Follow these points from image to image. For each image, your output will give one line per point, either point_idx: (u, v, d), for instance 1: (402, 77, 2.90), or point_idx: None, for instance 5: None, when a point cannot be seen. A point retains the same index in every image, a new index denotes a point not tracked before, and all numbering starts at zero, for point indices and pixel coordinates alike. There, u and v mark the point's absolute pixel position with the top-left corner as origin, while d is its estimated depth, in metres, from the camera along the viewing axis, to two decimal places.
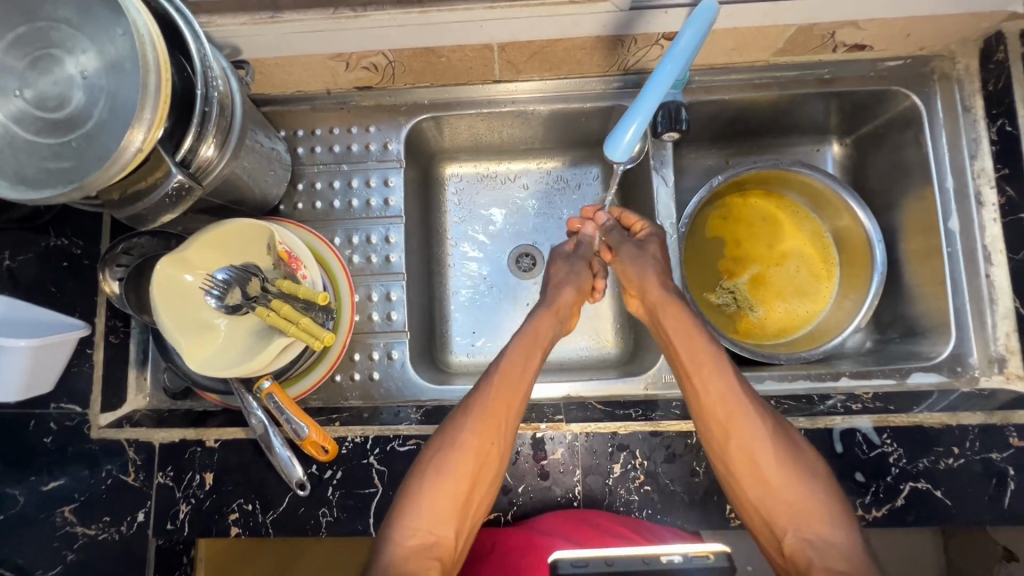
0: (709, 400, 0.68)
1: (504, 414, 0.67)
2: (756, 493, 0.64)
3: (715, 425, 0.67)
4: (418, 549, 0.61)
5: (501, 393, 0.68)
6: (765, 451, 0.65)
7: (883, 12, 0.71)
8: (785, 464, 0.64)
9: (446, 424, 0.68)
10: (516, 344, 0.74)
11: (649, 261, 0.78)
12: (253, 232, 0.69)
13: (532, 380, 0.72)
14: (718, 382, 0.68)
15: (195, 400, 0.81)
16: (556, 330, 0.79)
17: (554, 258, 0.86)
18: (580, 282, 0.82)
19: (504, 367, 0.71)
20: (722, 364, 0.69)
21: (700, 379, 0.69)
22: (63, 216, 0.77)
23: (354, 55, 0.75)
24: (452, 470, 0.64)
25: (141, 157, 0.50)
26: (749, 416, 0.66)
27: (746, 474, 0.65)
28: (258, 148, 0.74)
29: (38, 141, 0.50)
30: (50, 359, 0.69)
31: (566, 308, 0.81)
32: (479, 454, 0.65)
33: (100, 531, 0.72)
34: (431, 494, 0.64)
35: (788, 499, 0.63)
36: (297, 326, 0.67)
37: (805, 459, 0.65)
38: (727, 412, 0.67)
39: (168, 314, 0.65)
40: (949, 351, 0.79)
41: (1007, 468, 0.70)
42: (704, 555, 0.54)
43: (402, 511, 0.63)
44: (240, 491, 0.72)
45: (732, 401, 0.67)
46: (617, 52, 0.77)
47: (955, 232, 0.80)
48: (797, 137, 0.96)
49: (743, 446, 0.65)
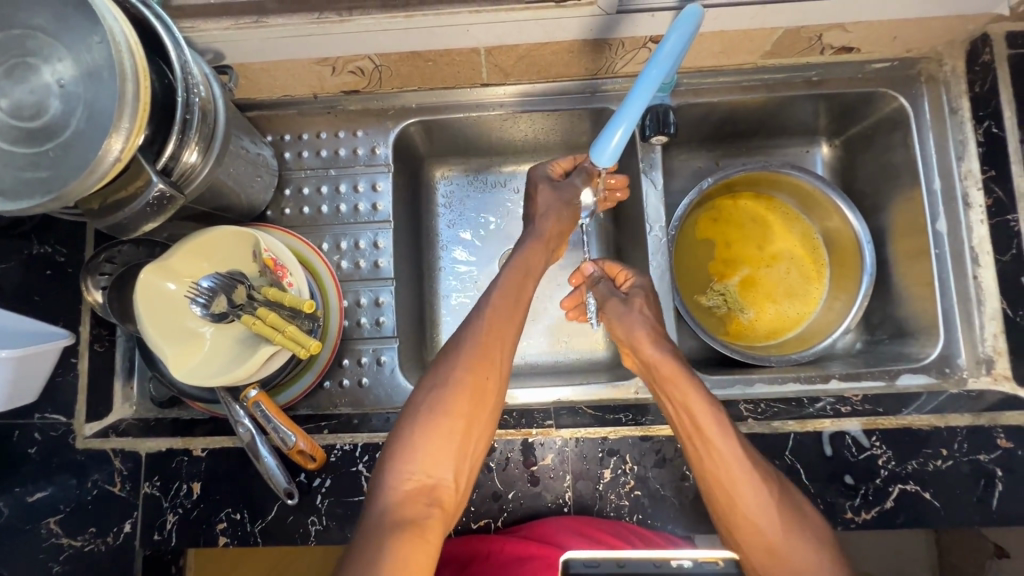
0: (712, 466, 0.62)
1: (499, 347, 0.67)
2: (761, 560, 0.60)
3: (720, 491, 0.62)
4: (414, 493, 0.60)
5: (494, 326, 0.67)
6: (770, 521, 0.60)
7: (869, 14, 0.71)
8: (793, 534, 0.60)
9: (439, 361, 0.66)
10: (507, 278, 0.73)
11: (637, 322, 0.73)
12: (239, 238, 0.69)
13: (524, 312, 0.71)
14: (725, 451, 0.62)
15: (183, 408, 0.79)
16: (546, 263, 0.79)
17: (537, 181, 0.82)
18: (568, 209, 0.81)
19: (498, 296, 0.70)
20: (728, 432, 0.63)
21: (705, 445, 0.63)
22: (46, 225, 0.77)
23: (340, 59, 0.75)
24: (449, 406, 0.63)
25: (119, 167, 0.49)
26: (754, 485, 0.61)
27: (755, 545, 0.61)
28: (243, 155, 0.74)
29: (14, 150, 0.49)
30: (34, 369, 0.68)
31: (555, 237, 0.80)
32: (473, 387, 0.64)
33: (86, 542, 0.71)
34: (427, 432, 0.62)
35: (794, 566, 0.59)
36: (283, 334, 0.66)
37: (813, 530, 0.61)
38: (733, 479, 0.61)
39: (152, 324, 0.64)
40: (938, 353, 0.79)
41: (995, 469, 0.70)
42: (714, 561, 0.53)
43: (397, 455, 0.62)
44: (228, 501, 0.72)
45: (738, 471, 0.61)
46: (603, 55, 0.77)
47: (943, 233, 0.80)
48: (787, 138, 0.96)
49: (751, 516, 0.61)
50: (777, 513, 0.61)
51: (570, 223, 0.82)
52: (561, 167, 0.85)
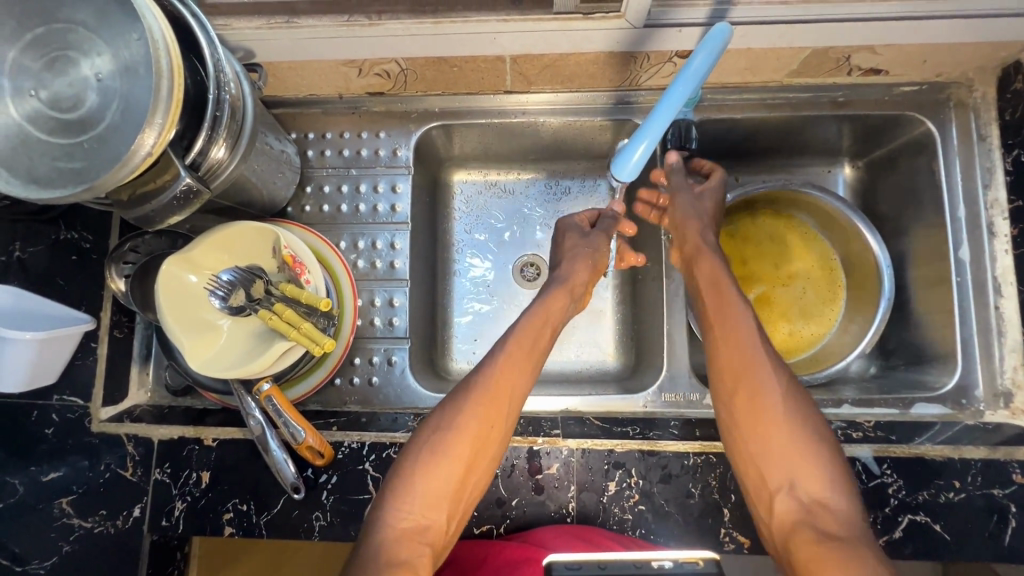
0: (729, 349, 0.70)
1: (509, 393, 0.68)
2: (755, 447, 0.64)
3: (729, 374, 0.68)
4: (408, 533, 0.60)
5: (505, 373, 0.69)
6: (774, 407, 0.65)
7: (898, 38, 0.71)
8: (794, 426, 0.64)
9: (446, 402, 0.68)
10: (525, 323, 0.75)
11: (700, 212, 0.81)
12: (258, 235, 0.70)
13: (540, 359, 0.74)
14: (744, 338, 0.69)
15: (196, 398, 0.82)
16: (567, 309, 0.80)
17: (566, 229, 0.86)
18: (595, 255, 0.83)
19: (513, 342, 0.72)
20: (750, 325, 0.70)
21: (725, 329, 0.71)
22: (73, 210, 0.79)
23: (366, 61, 0.76)
24: (449, 449, 0.64)
25: (151, 161, 0.50)
26: (765, 372, 0.67)
27: (749, 427, 0.65)
28: (268, 151, 0.75)
29: (49, 140, 0.50)
30: (55, 351, 0.70)
31: (580, 286, 0.82)
32: (478, 435, 0.65)
33: (96, 524, 0.72)
34: (428, 473, 0.63)
35: (786, 455, 0.63)
36: (298, 331, 0.66)
37: (816, 424, 0.64)
38: (745, 367, 0.68)
39: (172, 314, 0.65)
40: (954, 383, 0.78)
41: (1009, 505, 0.69)
42: (694, 561, 0.49)
43: (395, 494, 0.62)
44: (235, 491, 0.73)
45: (752, 355, 0.68)
46: (629, 67, 0.77)
47: (965, 261, 0.79)
48: (809, 157, 0.95)
49: (757, 399, 0.66)
50: (783, 401, 0.65)
51: (595, 272, 0.84)
52: (587, 218, 0.89)
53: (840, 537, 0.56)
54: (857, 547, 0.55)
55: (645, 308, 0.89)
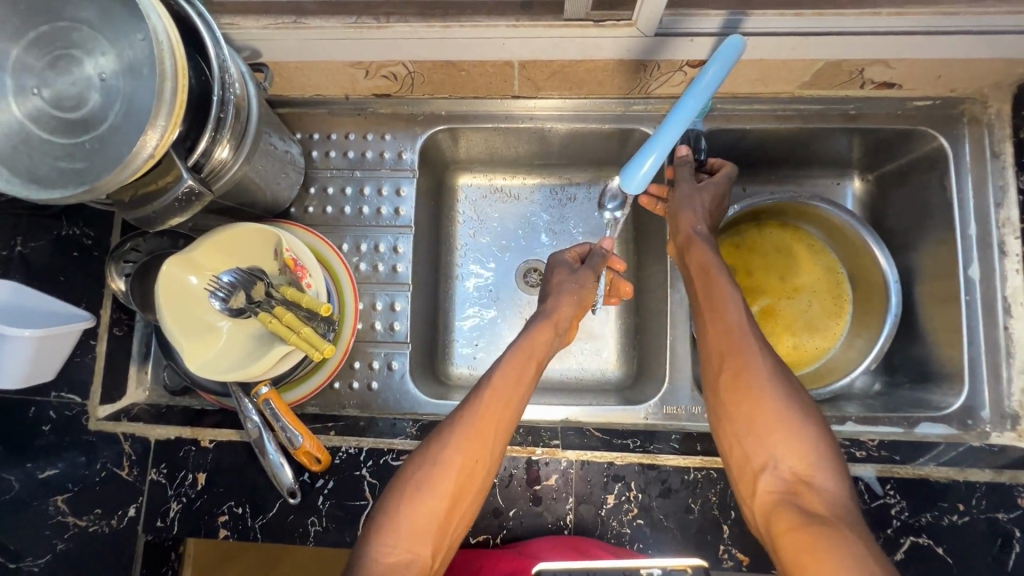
0: (715, 329, 0.70)
1: (492, 429, 0.66)
2: (740, 426, 0.64)
3: (715, 352, 0.68)
4: (393, 568, 0.59)
5: (488, 410, 0.67)
6: (759, 383, 0.65)
7: (912, 52, 0.70)
8: (779, 404, 0.63)
9: (431, 438, 0.67)
10: (512, 357, 0.73)
11: (698, 205, 0.78)
12: (261, 238, 0.69)
13: (526, 393, 0.71)
14: (730, 314, 0.69)
15: (193, 398, 0.81)
16: (552, 343, 0.78)
17: (555, 265, 0.85)
18: (582, 291, 0.80)
19: (496, 380, 0.69)
20: (736, 304, 0.70)
21: (711, 306, 0.71)
22: (75, 206, 0.78)
23: (373, 63, 0.75)
24: (431, 486, 0.63)
25: (152, 163, 0.50)
26: (750, 349, 0.67)
27: (734, 404, 0.65)
28: (272, 152, 0.74)
29: (51, 140, 0.50)
30: (53, 349, 0.69)
31: (564, 321, 0.79)
32: (462, 472, 0.64)
33: (91, 523, 0.72)
34: (411, 507, 0.62)
35: (769, 433, 0.62)
36: (298, 335, 0.66)
37: (801, 402, 0.63)
38: (731, 344, 0.68)
39: (172, 316, 0.65)
40: (961, 403, 0.76)
41: (1013, 529, 0.68)
42: (682, 569, 0.54)
43: (380, 530, 0.61)
44: (231, 494, 0.72)
45: (738, 335, 0.68)
46: (639, 76, 0.77)
47: (974, 279, 0.78)
48: (817, 169, 0.94)
49: (742, 377, 0.66)
50: (769, 379, 0.65)
51: (581, 308, 0.81)
52: (577, 254, 0.86)
53: (823, 515, 0.56)
54: (844, 532, 0.53)
55: (649, 318, 0.89)
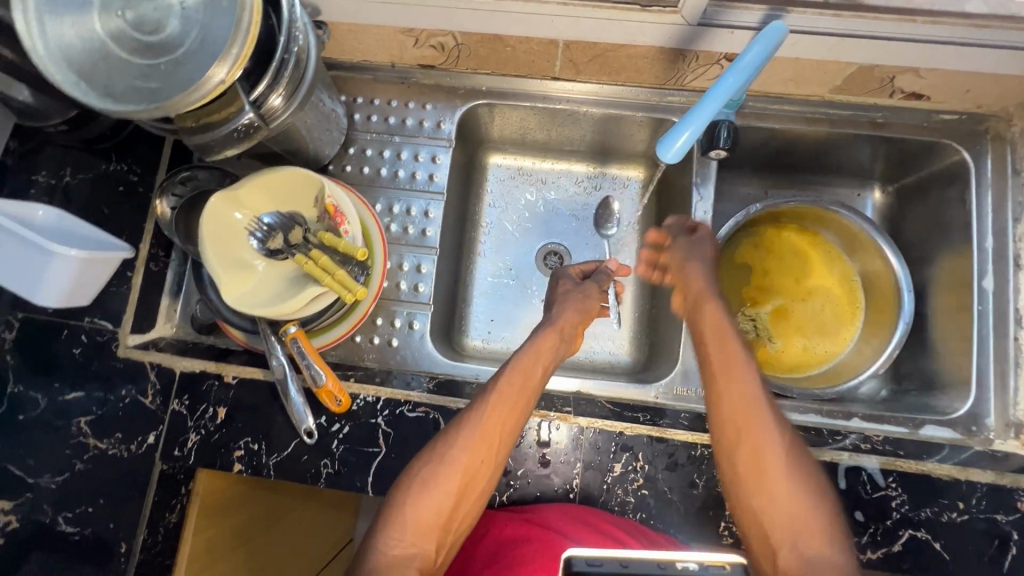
0: (732, 398, 0.67)
1: (499, 429, 0.68)
2: (756, 497, 0.62)
3: (732, 425, 0.65)
4: (401, 559, 0.61)
5: (494, 415, 0.68)
6: (777, 457, 0.63)
7: (944, 63, 0.73)
8: (796, 484, 0.61)
9: (440, 436, 0.68)
10: (515, 364, 0.73)
11: (701, 255, 0.81)
12: (303, 182, 0.72)
13: (532, 398, 0.72)
14: (749, 389, 0.67)
15: (218, 337, 0.83)
16: (558, 349, 0.79)
17: (561, 276, 0.88)
18: (587, 302, 0.83)
19: (502, 386, 0.70)
20: (750, 371, 0.68)
21: (728, 375, 0.68)
22: (126, 144, 0.82)
23: (424, 32, 0.79)
24: (438, 482, 0.64)
25: (221, 89, 0.53)
26: (766, 423, 0.64)
27: (752, 479, 0.62)
28: (320, 107, 0.77)
29: (129, 60, 0.53)
30: (93, 272, 0.72)
31: (570, 327, 0.81)
32: (468, 469, 0.65)
33: (110, 446, 0.74)
34: (417, 504, 0.64)
35: (789, 508, 0.60)
36: (332, 277, 0.69)
37: (816, 483, 0.62)
38: (748, 418, 0.65)
39: (212, 248, 0.67)
40: (967, 409, 0.78)
41: (1011, 531, 0.69)
42: (720, 565, 0.47)
43: (386, 525, 0.63)
44: (248, 430, 0.74)
45: (756, 409, 0.65)
46: (676, 66, 0.80)
47: (988, 291, 0.80)
48: (838, 179, 0.97)
49: (760, 448, 0.63)
50: (788, 461, 0.62)
51: (586, 317, 0.83)
52: (581, 270, 0.90)
53: None
54: None
55: (665, 304, 0.91)
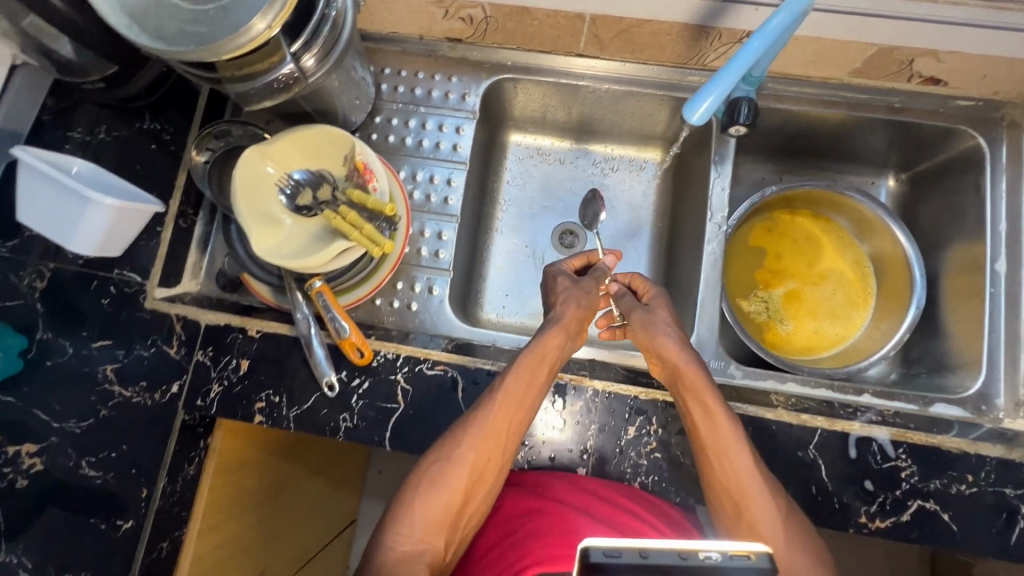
0: (724, 476, 0.64)
1: (506, 431, 0.66)
2: None
3: (724, 494, 0.64)
4: (410, 554, 0.61)
5: (498, 422, 0.66)
6: (773, 526, 0.62)
7: (963, 45, 0.74)
8: (795, 551, 0.61)
9: (451, 432, 0.68)
10: (524, 359, 0.69)
11: (666, 326, 0.73)
12: (334, 141, 0.74)
13: (536, 399, 0.69)
14: (741, 464, 0.64)
15: (242, 294, 0.85)
16: (565, 346, 0.72)
17: (556, 274, 0.80)
18: (591, 299, 0.76)
19: (503, 397, 0.67)
20: (743, 446, 0.64)
21: (719, 453, 0.65)
22: (160, 103, 0.84)
23: (454, 3, 0.81)
24: (450, 480, 0.65)
25: (265, 37, 0.55)
26: (760, 497, 0.63)
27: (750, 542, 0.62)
28: (352, 73, 0.79)
29: (181, 6, 0.55)
30: (126, 222, 0.74)
31: (577, 323, 0.73)
32: (477, 466, 0.65)
33: (135, 394, 0.76)
34: (428, 502, 0.64)
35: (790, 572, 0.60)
36: (359, 232, 0.70)
37: (815, 548, 0.62)
38: (741, 490, 0.63)
39: (242, 201, 0.69)
40: (977, 388, 0.79)
41: (1019, 506, 0.70)
42: (745, 554, 0.41)
43: (398, 518, 0.64)
44: (270, 383, 0.76)
45: (750, 484, 0.63)
46: (698, 44, 0.81)
47: (1001, 274, 0.81)
48: (853, 166, 0.99)
49: (755, 523, 0.62)
50: (785, 533, 0.61)
51: (590, 314, 0.76)
52: (576, 265, 0.84)
53: None
54: None
55: (680, 281, 0.92)
